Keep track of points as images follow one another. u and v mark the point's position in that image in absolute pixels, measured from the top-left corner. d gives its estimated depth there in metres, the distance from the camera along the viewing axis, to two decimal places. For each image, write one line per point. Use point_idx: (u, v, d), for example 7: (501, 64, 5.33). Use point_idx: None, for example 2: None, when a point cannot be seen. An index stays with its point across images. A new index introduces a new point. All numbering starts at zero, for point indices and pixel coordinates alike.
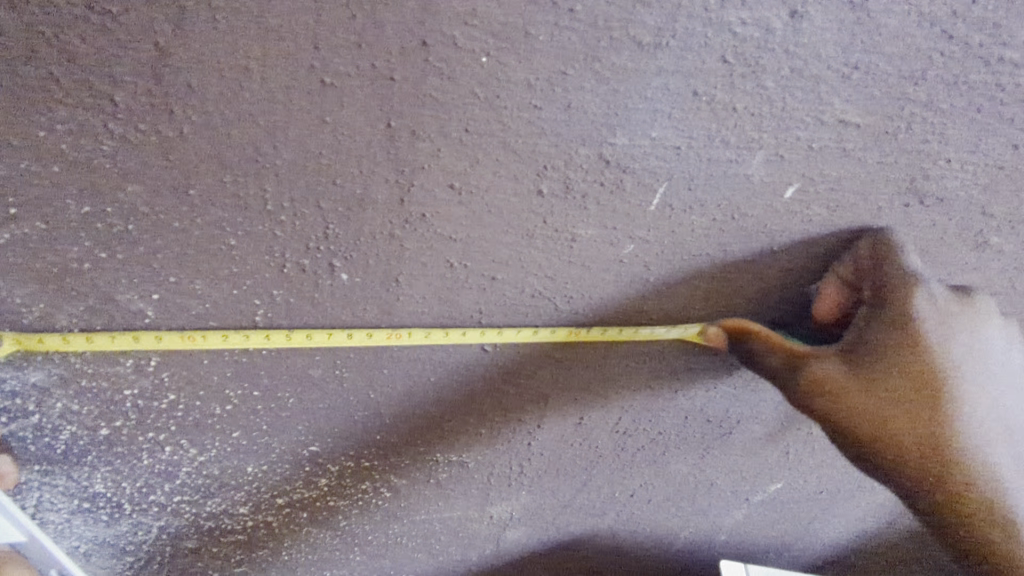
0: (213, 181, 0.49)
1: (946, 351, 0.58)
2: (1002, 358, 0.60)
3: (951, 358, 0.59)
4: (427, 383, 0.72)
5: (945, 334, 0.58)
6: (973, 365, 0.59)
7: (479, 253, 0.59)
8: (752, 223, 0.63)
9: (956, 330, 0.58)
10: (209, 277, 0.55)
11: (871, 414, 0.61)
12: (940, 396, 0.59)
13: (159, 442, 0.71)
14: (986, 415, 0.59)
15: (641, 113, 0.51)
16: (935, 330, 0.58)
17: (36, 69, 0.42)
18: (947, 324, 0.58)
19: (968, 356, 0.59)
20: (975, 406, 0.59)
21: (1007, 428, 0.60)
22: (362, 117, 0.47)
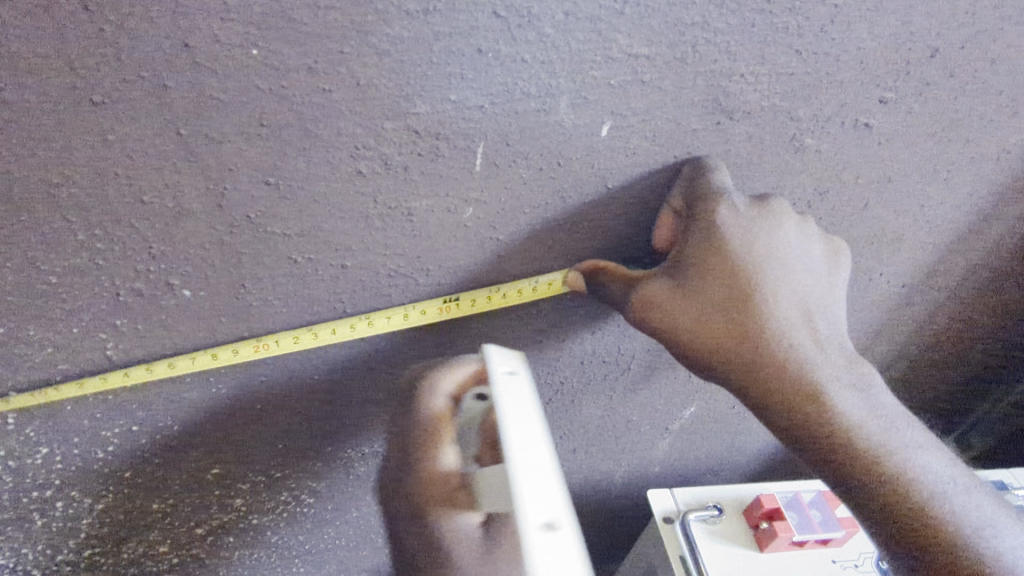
0: (19, 224, 0.48)
1: (751, 250, 0.63)
2: (801, 256, 0.66)
3: (756, 259, 0.63)
4: (315, 384, 0.73)
5: (748, 237, 0.63)
6: (777, 265, 0.64)
7: (319, 243, 0.60)
8: (580, 165, 0.66)
9: (757, 233, 0.63)
10: (42, 320, 0.55)
11: (692, 323, 0.63)
12: (750, 297, 0.63)
13: (49, 498, 0.70)
14: (793, 309, 0.64)
15: (434, 79, 0.53)
16: (738, 233, 0.63)
17: None
18: (748, 227, 0.63)
19: (776, 253, 0.64)
20: (784, 302, 0.64)
21: (815, 320, 0.65)
22: (155, 132, 0.47)
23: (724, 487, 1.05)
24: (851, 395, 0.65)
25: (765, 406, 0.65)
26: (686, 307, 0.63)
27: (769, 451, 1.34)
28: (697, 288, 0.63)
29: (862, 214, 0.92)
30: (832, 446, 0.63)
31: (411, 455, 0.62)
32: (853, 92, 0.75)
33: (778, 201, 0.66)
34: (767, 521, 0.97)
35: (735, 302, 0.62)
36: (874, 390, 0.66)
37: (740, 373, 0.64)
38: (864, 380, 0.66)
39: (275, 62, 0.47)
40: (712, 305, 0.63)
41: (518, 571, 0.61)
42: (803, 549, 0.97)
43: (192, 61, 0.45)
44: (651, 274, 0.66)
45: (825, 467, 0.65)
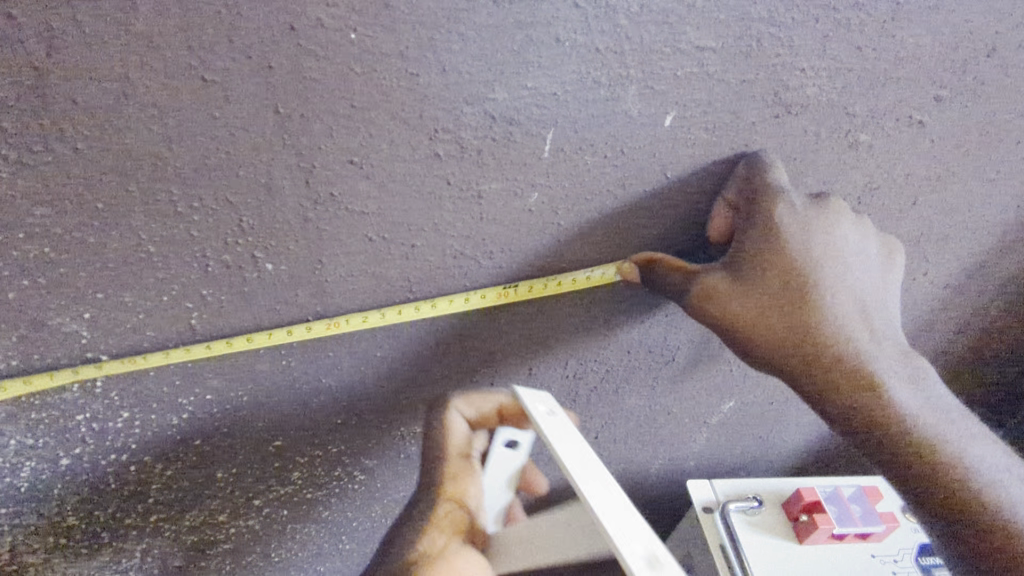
0: (127, 196, 0.51)
1: (809, 244, 0.64)
2: (857, 250, 0.67)
3: (814, 253, 0.64)
4: (376, 361, 0.76)
5: (806, 231, 0.64)
6: (834, 259, 0.65)
7: (394, 223, 0.63)
8: (642, 153, 0.68)
9: (815, 227, 0.65)
10: (137, 289, 0.58)
11: (750, 316, 0.65)
12: (808, 291, 0.64)
13: (123, 463, 0.73)
14: (850, 302, 0.65)
15: (514, 66, 0.56)
16: (796, 227, 0.64)
17: None
18: (806, 222, 0.64)
19: (833, 247, 0.65)
20: (841, 295, 0.65)
21: (871, 313, 0.66)
22: (257, 110, 0.50)
23: (762, 480, 1.06)
24: (905, 387, 0.66)
25: (820, 397, 0.66)
26: (744, 300, 0.64)
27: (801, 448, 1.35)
28: (755, 282, 0.64)
29: (909, 212, 0.93)
30: (887, 435, 0.65)
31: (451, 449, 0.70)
32: (909, 89, 0.76)
33: (834, 199, 0.67)
34: (807, 514, 0.98)
35: (793, 296, 0.64)
36: (927, 381, 0.67)
37: (796, 365, 0.65)
38: (918, 372, 0.67)
39: (370, 47, 0.50)
40: (771, 298, 0.64)
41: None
42: (842, 543, 0.98)
43: (297, 44, 0.48)
44: (708, 267, 0.67)
45: (879, 455, 0.67)
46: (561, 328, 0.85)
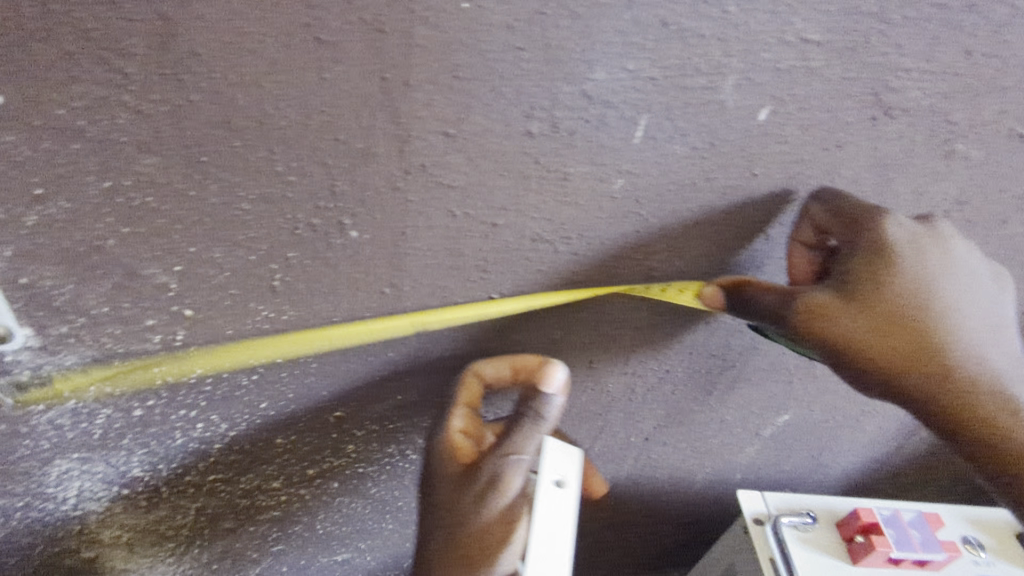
0: (229, 151, 0.52)
1: (929, 263, 0.72)
2: (970, 266, 0.75)
3: (931, 271, 0.73)
4: (442, 339, 0.76)
5: (923, 252, 0.72)
6: (948, 274, 0.74)
7: (478, 200, 0.63)
8: (732, 147, 0.66)
9: (927, 246, 0.72)
10: (227, 245, 0.58)
11: (872, 331, 0.73)
12: (924, 305, 0.73)
13: (192, 419, 0.74)
14: (961, 313, 0.75)
15: (617, 47, 0.55)
16: (909, 248, 0.72)
17: (67, 60, 0.45)
18: (921, 242, 0.72)
19: (950, 264, 0.74)
20: (955, 307, 0.75)
21: (978, 319, 0.76)
22: (364, 75, 0.50)
23: (815, 495, 1.04)
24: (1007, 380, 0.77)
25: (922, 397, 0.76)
26: (873, 320, 0.73)
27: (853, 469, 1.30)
28: (876, 303, 0.72)
29: (997, 231, 0.89)
30: (972, 421, 0.78)
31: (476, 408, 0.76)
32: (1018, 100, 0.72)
33: (944, 220, 0.75)
34: (863, 535, 0.95)
35: (907, 312, 0.73)
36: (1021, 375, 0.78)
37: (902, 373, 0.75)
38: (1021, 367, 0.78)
39: (481, 18, 0.50)
40: (891, 316, 0.72)
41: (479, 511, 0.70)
42: (898, 567, 0.95)
43: (411, 10, 0.48)
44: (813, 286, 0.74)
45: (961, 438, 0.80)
46: (625, 323, 0.84)
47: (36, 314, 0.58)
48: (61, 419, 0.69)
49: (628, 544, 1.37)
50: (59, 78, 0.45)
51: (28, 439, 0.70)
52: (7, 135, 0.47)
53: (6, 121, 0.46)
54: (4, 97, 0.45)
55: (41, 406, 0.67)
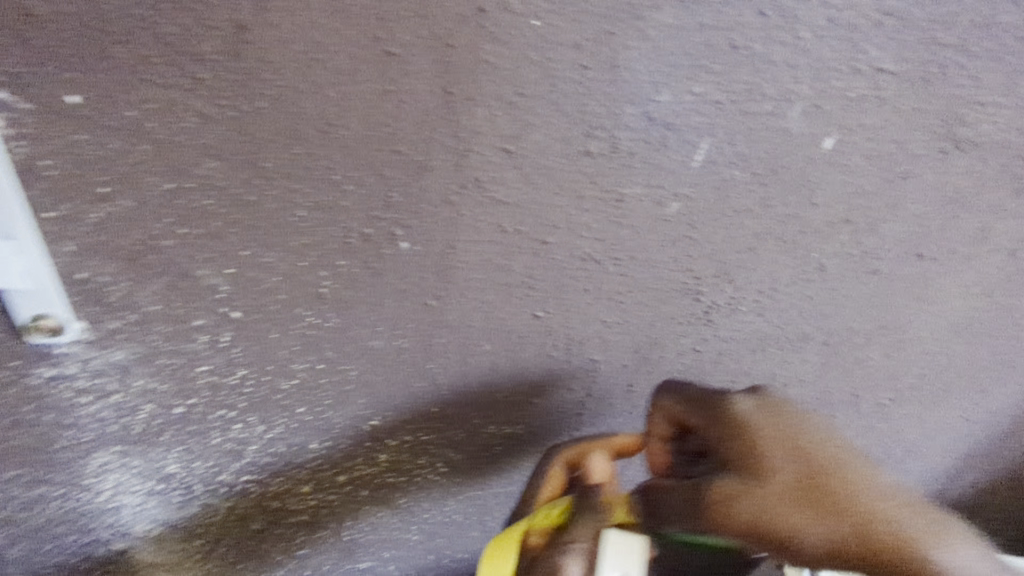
0: (290, 158, 0.52)
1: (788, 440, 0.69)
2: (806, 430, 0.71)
3: (805, 466, 0.67)
4: (482, 354, 0.75)
5: (755, 410, 0.72)
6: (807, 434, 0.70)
7: (532, 217, 0.62)
8: (793, 173, 0.65)
9: (769, 406, 0.72)
10: (280, 250, 0.59)
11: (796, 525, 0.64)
12: (823, 494, 0.65)
13: (230, 419, 0.75)
14: (901, 508, 0.66)
15: (685, 69, 0.54)
16: (751, 406, 0.72)
17: (143, 61, 0.45)
18: (765, 406, 0.72)
19: (785, 416, 0.72)
20: (881, 492, 0.66)
21: (918, 513, 0.66)
22: (429, 87, 0.50)
23: None
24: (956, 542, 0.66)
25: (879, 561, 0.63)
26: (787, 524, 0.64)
27: None
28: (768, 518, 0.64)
29: None
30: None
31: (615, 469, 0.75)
32: None
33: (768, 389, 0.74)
34: None
35: (824, 500, 0.65)
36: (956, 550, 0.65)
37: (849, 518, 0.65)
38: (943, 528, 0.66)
39: (550, 35, 0.49)
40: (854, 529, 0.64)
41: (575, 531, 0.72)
42: None
43: (481, 25, 0.48)
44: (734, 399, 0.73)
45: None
46: (669, 348, 0.82)
47: (90, 308, 0.59)
48: (105, 412, 0.70)
49: None
50: (134, 79, 0.46)
51: (72, 430, 0.70)
52: (78, 132, 0.48)
53: (78, 120, 0.47)
54: (78, 96, 0.46)
55: (87, 398, 0.67)
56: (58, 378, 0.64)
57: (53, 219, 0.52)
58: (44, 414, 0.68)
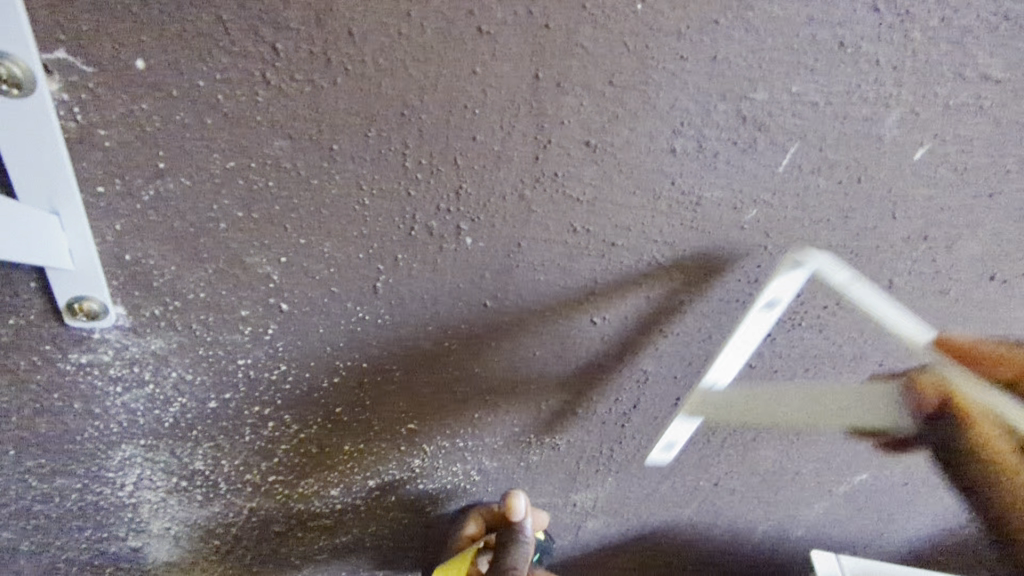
0: (362, 142, 0.49)
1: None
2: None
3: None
4: (531, 360, 0.71)
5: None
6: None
7: (604, 218, 0.58)
8: (878, 184, 0.61)
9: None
10: (338, 240, 0.55)
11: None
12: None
13: (264, 417, 0.71)
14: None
15: (786, 65, 0.50)
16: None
17: (218, 29, 0.42)
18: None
19: None
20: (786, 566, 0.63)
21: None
22: (517, 72, 0.47)
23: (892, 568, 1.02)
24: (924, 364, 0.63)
25: None
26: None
27: (927, 543, 1.20)
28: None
29: None
30: None
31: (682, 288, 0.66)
32: None
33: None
34: None
35: None
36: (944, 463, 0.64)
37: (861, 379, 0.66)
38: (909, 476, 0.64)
39: (652, 21, 0.46)
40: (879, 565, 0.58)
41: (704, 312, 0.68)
42: None
43: (581, 6, 0.44)
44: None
45: None
46: (723, 363, 0.77)
47: (134, 293, 0.56)
48: (135, 403, 0.66)
49: None
50: (207, 47, 0.42)
51: (99, 421, 0.67)
52: (141, 102, 0.44)
53: (142, 89, 0.44)
54: (146, 62, 0.43)
55: (119, 388, 0.64)
56: (91, 366, 0.61)
57: (105, 195, 0.49)
58: (73, 402, 0.64)
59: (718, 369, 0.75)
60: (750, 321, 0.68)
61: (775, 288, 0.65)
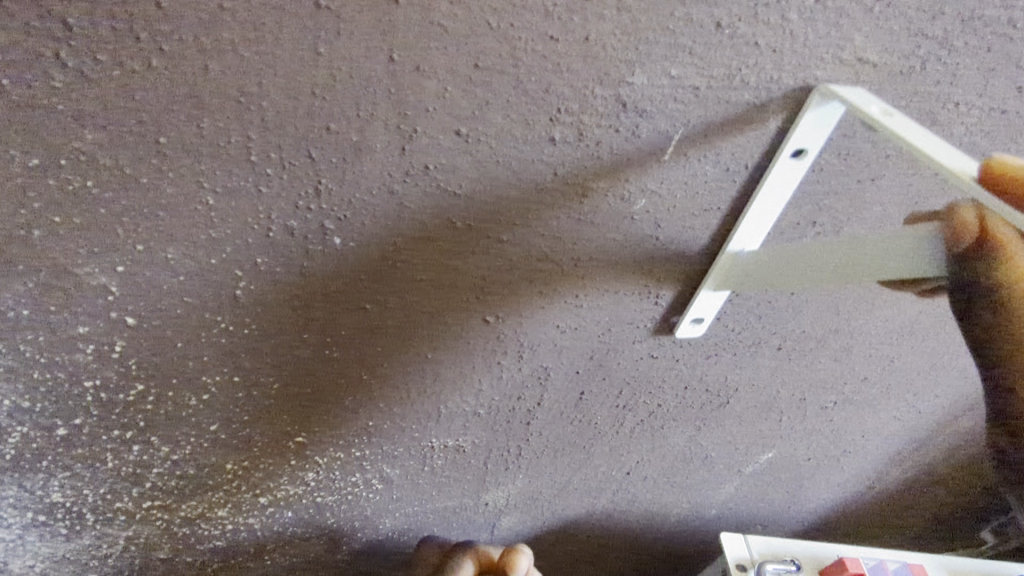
0: (194, 135, 0.43)
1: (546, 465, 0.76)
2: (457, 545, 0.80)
3: None
4: (422, 362, 0.67)
5: None
6: None
7: (485, 210, 0.54)
8: (761, 168, 0.59)
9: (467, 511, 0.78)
10: (184, 244, 0.49)
11: None
12: None
13: (126, 441, 0.64)
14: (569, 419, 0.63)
15: (662, 48, 0.47)
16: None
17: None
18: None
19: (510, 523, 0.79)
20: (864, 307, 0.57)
21: None
22: (367, 54, 0.42)
23: (800, 543, 1.08)
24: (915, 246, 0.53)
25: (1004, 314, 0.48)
26: None
27: (832, 512, 1.25)
28: None
29: None
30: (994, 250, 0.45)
31: (596, 172, 0.54)
32: None
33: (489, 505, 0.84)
34: None
35: None
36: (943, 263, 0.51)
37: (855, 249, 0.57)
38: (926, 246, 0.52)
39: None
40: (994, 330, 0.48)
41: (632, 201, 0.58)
42: None
43: None
44: None
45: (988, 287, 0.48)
46: (625, 354, 0.76)
47: None
48: None
49: None
50: None
51: None
52: None
53: None
54: None
55: None
56: None
57: None
58: None
59: (742, 235, 0.63)
60: (776, 173, 0.58)
61: (800, 131, 0.55)
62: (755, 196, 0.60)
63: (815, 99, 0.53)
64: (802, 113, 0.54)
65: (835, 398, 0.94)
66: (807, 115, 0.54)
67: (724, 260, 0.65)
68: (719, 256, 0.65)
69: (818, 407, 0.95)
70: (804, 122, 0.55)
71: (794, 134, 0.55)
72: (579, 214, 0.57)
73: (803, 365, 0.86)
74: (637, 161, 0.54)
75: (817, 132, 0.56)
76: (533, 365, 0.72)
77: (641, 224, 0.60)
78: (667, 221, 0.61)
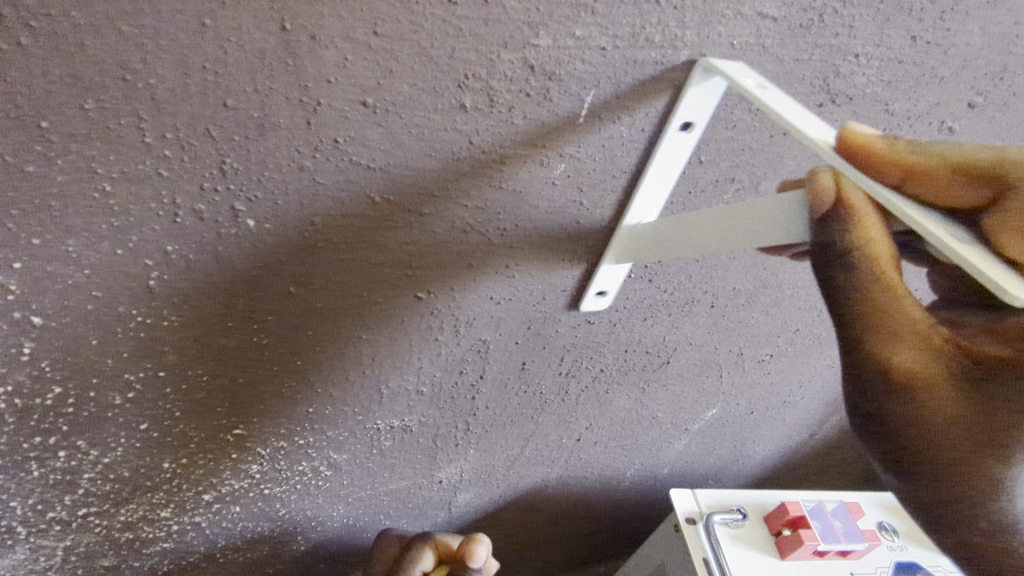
0: (79, 118, 0.41)
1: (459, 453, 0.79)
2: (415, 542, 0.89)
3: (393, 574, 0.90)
4: (355, 343, 0.67)
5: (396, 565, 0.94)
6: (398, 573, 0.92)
7: (402, 182, 0.53)
8: (659, 115, 0.57)
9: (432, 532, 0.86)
10: (86, 235, 0.47)
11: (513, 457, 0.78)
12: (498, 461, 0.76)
13: (50, 448, 0.61)
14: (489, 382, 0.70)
15: (566, 8, 0.46)
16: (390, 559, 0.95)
17: None
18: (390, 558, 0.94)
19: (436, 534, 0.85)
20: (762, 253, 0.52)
21: None
22: (256, 22, 0.40)
23: (746, 493, 1.12)
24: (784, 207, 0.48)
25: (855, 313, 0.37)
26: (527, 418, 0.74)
27: (777, 460, 1.30)
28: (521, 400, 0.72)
29: None
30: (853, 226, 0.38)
31: (505, 140, 0.54)
32: (967, 88, 0.68)
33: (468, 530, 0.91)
34: (791, 528, 1.06)
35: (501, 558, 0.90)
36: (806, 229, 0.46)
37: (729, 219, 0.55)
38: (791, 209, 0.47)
39: None
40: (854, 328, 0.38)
41: (529, 165, 0.57)
42: (823, 558, 1.06)
43: None
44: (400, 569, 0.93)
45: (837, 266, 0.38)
46: (562, 321, 0.77)
47: None
48: None
49: (559, 551, 1.33)
50: None
51: None
52: None
53: None
54: None
55: None
56: None
57: None
58: None
59: (637, 206, 0.64)
60: (664, 148, 0.59)
61: (686, 105, 0.55)
62: (648, 171, 0.61)
63: (698, 74, 0.53)
64: (687, 89, 0.54)
65: (770, 350, 0.97)
66: (692, 90, 0.54)
67: (623, 233, 0.66)
68: (617, 230, 0.66)
69: (755, 360, 0.98)
70: (687, 98, 0.55)
71: (681, 108, 0.56)
72: (493, 180, 0.57)
73: (737, 322, 0.88)
74: (527, 130, 0.54)
75: (703, 106, 0.56)
76: (470, 338, 0.73)
77: (557, 191, 0.60)
78: (588, 188, 0.62)
